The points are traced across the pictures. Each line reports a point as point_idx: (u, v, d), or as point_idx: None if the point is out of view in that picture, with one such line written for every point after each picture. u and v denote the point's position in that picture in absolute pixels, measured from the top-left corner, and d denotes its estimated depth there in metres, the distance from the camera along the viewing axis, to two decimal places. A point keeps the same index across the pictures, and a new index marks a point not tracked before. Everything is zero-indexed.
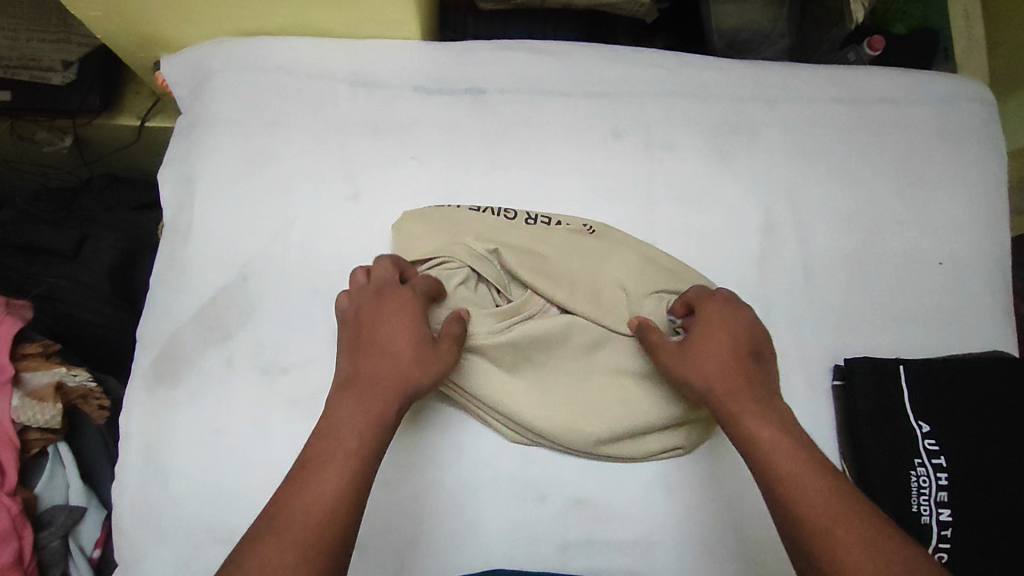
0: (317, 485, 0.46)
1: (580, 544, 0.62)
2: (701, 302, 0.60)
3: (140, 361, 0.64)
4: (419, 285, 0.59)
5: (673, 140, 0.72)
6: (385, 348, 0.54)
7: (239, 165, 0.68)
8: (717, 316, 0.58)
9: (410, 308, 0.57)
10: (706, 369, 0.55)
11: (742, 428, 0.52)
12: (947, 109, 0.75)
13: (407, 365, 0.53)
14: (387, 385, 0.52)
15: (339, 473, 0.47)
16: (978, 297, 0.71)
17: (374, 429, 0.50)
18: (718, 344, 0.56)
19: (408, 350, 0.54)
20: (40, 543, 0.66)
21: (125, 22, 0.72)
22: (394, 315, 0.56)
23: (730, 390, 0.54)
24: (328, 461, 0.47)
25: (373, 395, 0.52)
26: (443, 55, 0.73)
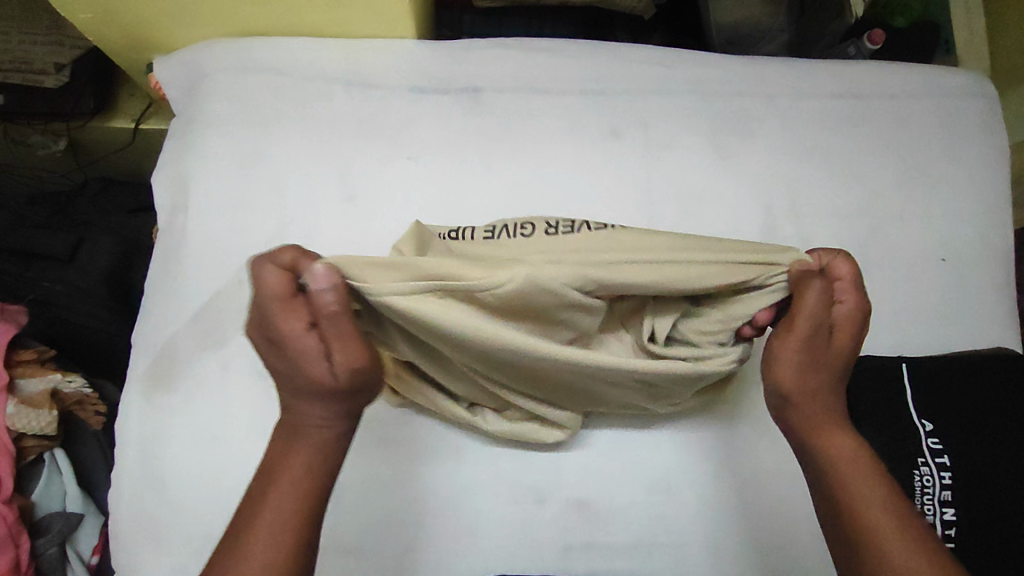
0: (247, 549, 0.41)
1: (581, 548, 0.61)
2: (840, 288, 0.52)
3: (135, 366, 0.64)
4: (277, 285, 0.44)
5: (672, 138, 0.71)
6: (301, 369, 0.44)
7: (233, 168, 0.68)
8: (851, 307, 0.52)
9: (301, 309, 0.44)
10: (814, 366, 0.51)
11: (827, 430, 0.50)
12: (948, 104, 0.75)
13: (330, 383, 0.44)
14: (322, 410, 0.45)
15: (298, 497, 0.43)
16: (981, 293, 0.70)
17: (319, 451, 0.45)
18: (841, 341, 0.51)
19: (324, 362, 0.44)
20: (37, 551, 0.65)
21: (117, 24, 0.71)
22: (292, 323, 0.44)
23: (822, 402, 0.51)
24: (279, 484, 0.43)
25: (311, 423, 0.45)
26: (439, 54, 0.72)
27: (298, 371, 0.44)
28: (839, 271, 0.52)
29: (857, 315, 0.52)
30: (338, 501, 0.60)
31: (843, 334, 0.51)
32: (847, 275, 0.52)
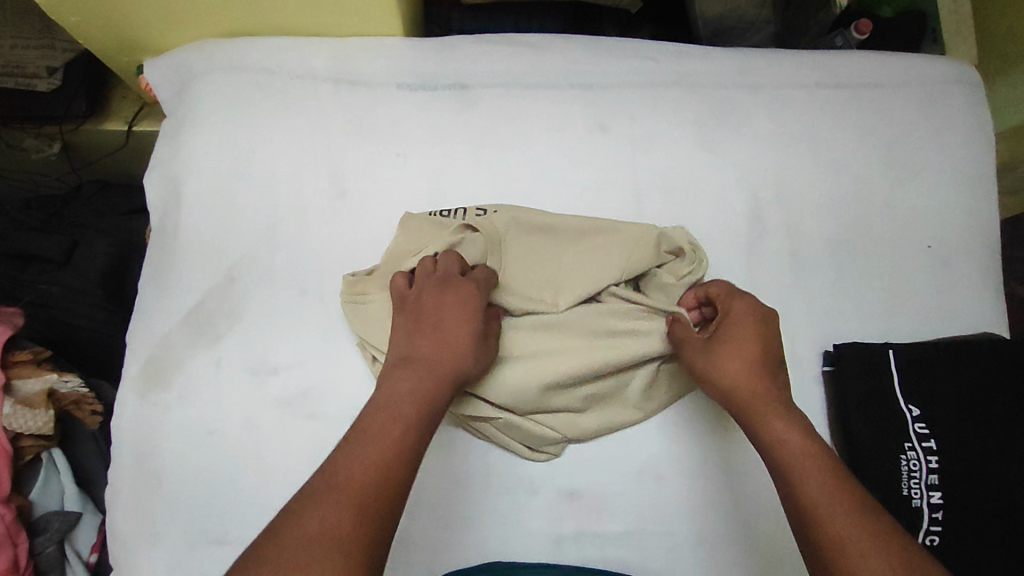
0: (335, 491, 0.43)
1: (573, 537, 0.62)
2: (722, 298, 0.60)
3: (130, 366, 0.64)
4: (469, 284, 0.60)
5: (659, 131, 0.71)
6: (446, 333, 0.56)
7: (224, 167, 0.68)
8: (739, 309, 0.58)
9: (466, 297, 0.59)
10: (725, 360, 0.56)
11: (757, 414, 0.53)
12: (935, 92, 0.75)
13: (467, 350, 0.56)
14: (439, 371, 0.54)
15: (395, 440, 0.48)
16: (968, 279, 0.71)
17: (423, 408, 0.51)
18: (739, 336, 0.57)
19: (465, 333, 0.57)
20: (36, 549, 0.66)
21: (107, 26, 0.72)
22: (448, 304, 0.58)
23: (758, 394, 0.54)
24: (379, 430, 0.48)
25: (426, 381, 0.53)
26: (427, 51, 0.72)
27: (441, 335, 0.56)
28: (715, 289, 0.61)
29: (749, 315, 0.58)
30: None
31: (738, 331, 0.57)
32: (724, 290, 0.60)
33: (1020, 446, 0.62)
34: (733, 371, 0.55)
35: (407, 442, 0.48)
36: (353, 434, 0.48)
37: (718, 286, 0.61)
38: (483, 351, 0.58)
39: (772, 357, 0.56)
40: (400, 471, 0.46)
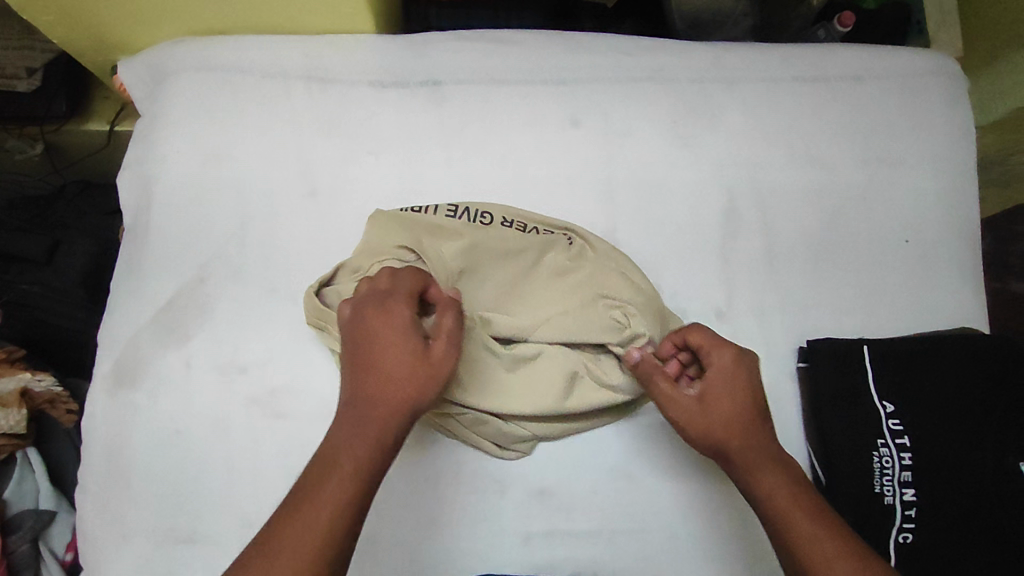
0: (293, 533, 0.43)
1: (545, 535, 0.62)
2: (706, 350, 0.55)
3: (101, 365, 0.64)
4: (407, 282, 0.52)
5: (633, 126, 0.71)
6: (384, 366, 0.49)
7: (194, 166, 0.68)
8: (722, 364, 0.54)
9: (402, 320, 0.50)
10: (716, 428, 0.52)
11: (754, 478, 0.51)
12: (913, 86, 0.74)
13: (411, 382, 0.49)
14: (388, 409, 0.48)
15: (335, 501, 0.45)
16: (947, 274, 0.70)
17: (371, 456, 0.47)
18: (727, 400, 0.53)
19: (404, 366, 0.49)
20: (10, 547, 0.67)
21: (80, 25, 0.71)
22: (384, 329, 0.50)
23: (749, 447, 0.52)
24: (320, 489, 0.45)
25: (375, 420, 0.48)
26: (399, 47, 0.72)
27: (383, 366, 0.49)
28: (697, 340, 0.56)
29: (732, 369, 0.54)
30: None
31: (724, 391, 0.53)
32: (706, 339, 0.55)
33: (992, 443, 0.62)
34: (727, 440, 0.52)
35: (349, 501, 0.45)
36: (295, 496, 0.45)
37: (700, 335, 0.56)
38: (428, 376, 0.50)
39: (758, 405, 0.54)
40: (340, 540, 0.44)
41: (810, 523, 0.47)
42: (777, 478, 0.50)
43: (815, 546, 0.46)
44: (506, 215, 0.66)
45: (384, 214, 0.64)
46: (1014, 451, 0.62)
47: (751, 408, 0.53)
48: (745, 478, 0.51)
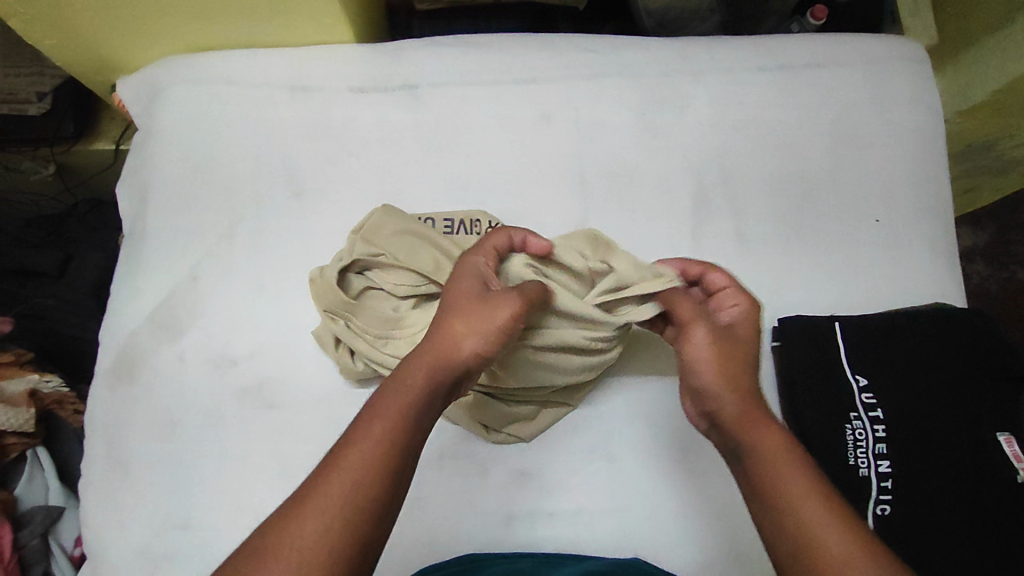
0: (348, 448, 0.43)
1: (524, 516, 0.63)
2: (720, 293, 0.57)
3: (102, 362, 0.68)
4: (494, 240, 0.58)
5: (602, 120, 0.74)
6: (451, 317, 0.51)
7: (188, 173, 0.72)
8: (740, 312, 0.55)
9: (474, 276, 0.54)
10: (729, 370, 0.52)
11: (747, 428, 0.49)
12: (877, 70, 0.76)
13: (470, 326, 0.50)
14: (442, 353, 0.49)
15: (381, 440, 0.44)
16: (918, 252, 0.71)
17: (411, 399, 0.46)
18: (742, 342, 0.54)
19: (470, 312, 0.51)
20: (21, 541, 0.70)
21: (80, 48, 0.76)
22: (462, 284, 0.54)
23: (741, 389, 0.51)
24: (369, 425, 0.44)
25: (434, 358, 0.49)
26: (377, 55, 0.75)
27: (457, 312, 0.51)
28: (716, 281, 0.57)
29: (749, 316, 0.55)
30: (288, 479, 0.63)
31: (742, 338, 0.54)
32: (728, 283, 0.57)
33: (969, 414, 0.62)
34: (729, 377, 0.52)
35: (397, 436, 0.44)
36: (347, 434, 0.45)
37: (721, 276, 0.58)
38: (489, 323, 0.50)
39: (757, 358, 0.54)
40: (378, 478, 0.42)
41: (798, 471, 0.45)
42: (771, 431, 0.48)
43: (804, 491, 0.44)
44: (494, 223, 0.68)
45: (392, 209, 0.66)
46: (992, 422, 0.61)
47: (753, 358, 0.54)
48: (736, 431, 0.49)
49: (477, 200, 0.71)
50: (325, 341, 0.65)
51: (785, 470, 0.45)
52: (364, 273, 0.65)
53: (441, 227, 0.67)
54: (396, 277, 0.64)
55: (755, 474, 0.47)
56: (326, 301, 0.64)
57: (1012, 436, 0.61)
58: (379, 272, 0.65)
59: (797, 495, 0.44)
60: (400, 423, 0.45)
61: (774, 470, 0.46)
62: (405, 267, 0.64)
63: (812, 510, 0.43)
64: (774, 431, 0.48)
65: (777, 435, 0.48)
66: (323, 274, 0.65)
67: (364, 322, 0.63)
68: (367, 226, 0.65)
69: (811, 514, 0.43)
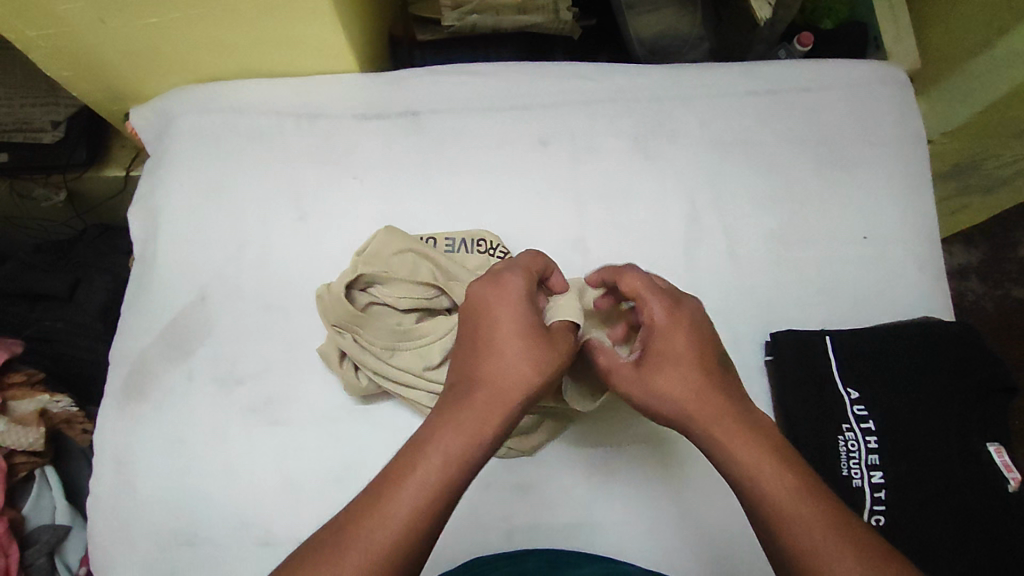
0: (410, 483, 0.44)
1: (523, 529, 0.64)
2: (639, 296, 0.55)
3: (112, 380, 0.70)
4: (526, 259, 0.57)
5: (596, 144, 0.76)
6: (501, 343, 0.51)
7: (197, 198, 0.75)
8: (659, 317, 0.54)
9: (521, 296, 0.53)
10: (668, 381, 0.52)
11: (724, 449, 0.48)
12: (860, 94, 0.78)
13: (526, 359, 0.50)
14: (501, 386, 0.49)
15: (435, 477, 0.44)
16: (906, 268, 0.73)
17: (478, 440, 0.47)
18: (675, 342, 0.53)
19: (528, 344, 0.51)
20: (27, 560, 0.71)
21: (96, 80, 0.80)
22: (505, 301, 0.52)
23: (700, 408, 0.50)
24: (427, 459, 0.45)
25: (491, 399, 0.49)
26: (379, 83, 0.78)
27: (500, 344, 0.51)
28: (629, 286, 0.56)
29: (672, 322, 0.53)
30: (294, 495, 0.64)
31: (668, 336, 0.53)
32: (637, 286, 0.56)
33: (958, 425, 0.63)
34: (681, 394, 0.51)
35: (457, 478, 0.45)
36: (394, 468, 0.45)
37: (632, 281, 0.56)
38: (544, 360, 0.51)
39: (709, 361, 0.52)
40: (439, 512, 0.44)
41: (778, 485, 0.46)
42: (747, 445, 0.48)
43: (791, 513, 0.44)
44: (497, 242, 0.70)
45: (396, 229, 0.68)
46: (980, 433, 0.63)
47: (699, 367, 0.52)
48: (718, 453, 0.49)
49: (477, 221, 0.74)
50: (330, 354, 0.66)
51: (767, 486, 0.46)
52: (369, 288, 0.67)
53: (442, 247, 0.70)
54: (396, 290, 0.66)
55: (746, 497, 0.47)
56: (334, 316, 0.65)
57: (1001, 447, 0.63)
58: (393, 284, 0.67)
59: (781, 503, 0.45)
60: (458, 465, 0.45)
61: (756, 493, 0.46)
62: (406, 282, 0.66)
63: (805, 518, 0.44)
64: (746, 444, 0.48)
65: (751, 446, 0.48)
66: (329, 290, 0.65)
67: (369, 335, 0.65)
68: (372, 248, 0.68)
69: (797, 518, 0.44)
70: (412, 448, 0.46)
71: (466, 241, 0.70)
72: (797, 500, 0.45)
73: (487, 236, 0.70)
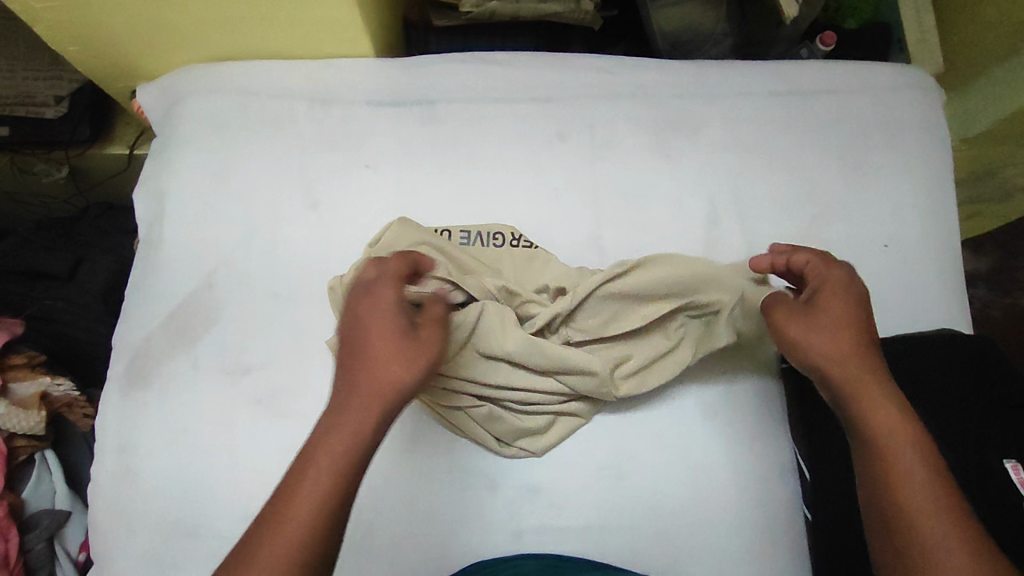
0: (289, 506, 0.44)
1: (533, 531, 0.63)
2: (808, 270, 0.58)
3: (115, 365, 0.69)
4: (395, 264, 0.56)
5: (616, 140, 0.74)
6: (377, 340, 0.50)
7: (206, 182, 0.73)
8: (837, 278, 0.56)
9: (392, 297, 0.52)
10: (831, 337, 0.53)
11: (863, 406, 0.51)
12: (887, 98, 0.77)
13: (395, 362, 0.49)
14: (376, 386, 0.48)
15: (316, 490, 0.44)
16: (928, 277, 0.72)
17: (350, 446, 0.46)
18: (839, 303, 0.54)
19: (394, 343, 0.50)
20: (26, 545, 0.70)
21: (104, 56, 0.78)
22: (373, 301, 0.52)
23: (849, 367, 0.52)
24: (307, 475, 0.45)
25: (366, 400, 0.48)
26: (395, 71, 0.77)
27: (354, 346, 0.50)
28: (800, 261, 0.59)
29: (843, 284, 0.55)
30: None
31: (840, 297, 0.55)
32: (812, 257, 0.58)
33: (976, 440, 0.62)
34: (844, 347, 0.53)
35: (335, 491, 0.45)
36: (282, 489, 0.45)
37: (803, 257, 0.59)
38: (409, 355, 0.50)
39: (869, 327, 0.54)
40: (324, 526, 0.44)
41: (912, 462, 0.48)
42: (887, 408, 0.50)
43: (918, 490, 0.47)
44: (516, 234, 0.69)
45: (411, 221, 0.67)
46: (1000, 449, 0.61)
47: (863, 333, 0.54)
48: (856, 404, 0.51)
49: (492, 216, 0.72)
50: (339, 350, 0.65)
51: (895, 444, 0.49)
52: None
53: (458, 239, 0.68)
54: None
55: (867, 447, 0.50)
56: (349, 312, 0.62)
57: None
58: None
59: (906, 467, 0.48)
60: (331, 477, 0.45)
61: (892, 460, 0.48)
62: None
63: (915, 479, 0.47)
64: (887, 410, 0.50)
65: (890, 405, 0.51)
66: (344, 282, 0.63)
67: None
68: (385, 240, 0.66)
69: (909, 477, 0.47)
70: (301, 460, 0.46)
71: (483, 234, 0.69)
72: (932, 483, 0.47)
73: (501, 228, 0.69)
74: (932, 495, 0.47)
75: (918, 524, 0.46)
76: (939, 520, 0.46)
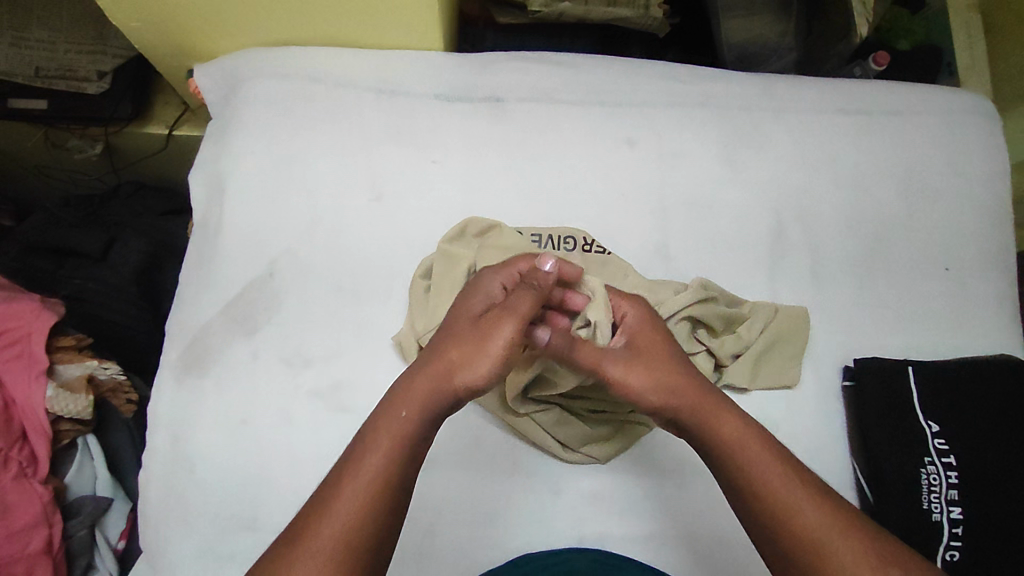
0: (360, 467, 0.48)
1: (595, 539, 0.63)
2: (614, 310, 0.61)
3: (169, 351, 0.67)
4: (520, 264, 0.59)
5: (684, 148, 0.74)
6: (457, 331, 0.55)
7: (269, 168, 0.71)
8: (632, 321, 0.60)
9: (482, 295, 0.57)
10: (660, 373, 0.55)
11: (719, 435, 0.52)
12: (951, 122, 0.77)
13: (470, 348, 0.53)
14: (446, 368, 0.53)
15: (384, 454, 0.49)
16: (985, 302, 0.73)
17: (412, 417, 0.51)
18: (653, 344, 0.58)
19: (474, 333, 0.54)
20: (68, 532, 0.69)
21: (165, 34, 0.76)
22: (465, 299, 0.58)
23: (703, 399, 0.54)
24: (376, 441, 0.50)
25: (435, 378, 0.52)
26: (464, 66, 0.76)
27: (447, 334, 0.55)
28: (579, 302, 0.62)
29: (642, 325, 0.59)
30: None
31: (650, 337, 0.58)
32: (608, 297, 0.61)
33: None
34: (668, 378, 0.55)
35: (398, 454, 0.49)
36: (351, 452, 0.50)
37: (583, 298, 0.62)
38: (490, 347, 0.53)
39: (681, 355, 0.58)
40: (389, 486, 0.48)
41: (793, 490, 0.49)
42: (744, 429, 0.52)
43: (797, 502, 0.48)
44: (587, 238, 0.69)
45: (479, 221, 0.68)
46: None
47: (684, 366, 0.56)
48: (717, 436, 0.52)
49: (559, 218, 0.72)
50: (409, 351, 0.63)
51: (757, 460, 0.50)
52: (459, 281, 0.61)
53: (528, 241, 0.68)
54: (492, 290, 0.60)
55: (720, 459, 0.52)
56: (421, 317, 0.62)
57: None
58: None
59: (772, 483, 0.49)
60: (397, 442, 0.50)
61: (771, 485, 0.49)
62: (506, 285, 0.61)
63: (770, 479, 0.49)
64: (743, 427, 0.52)
65: (749, 429, 0.52)
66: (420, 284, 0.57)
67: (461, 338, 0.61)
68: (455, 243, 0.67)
69: (761, 475, 0.50)
70: (369, 431, 0.51)
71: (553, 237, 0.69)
72: (807, 500, 0.48)
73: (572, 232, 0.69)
74: (786, 487, 0.49)
75: (806, 538, 0.47)
76: (807, 506, 0.48)
